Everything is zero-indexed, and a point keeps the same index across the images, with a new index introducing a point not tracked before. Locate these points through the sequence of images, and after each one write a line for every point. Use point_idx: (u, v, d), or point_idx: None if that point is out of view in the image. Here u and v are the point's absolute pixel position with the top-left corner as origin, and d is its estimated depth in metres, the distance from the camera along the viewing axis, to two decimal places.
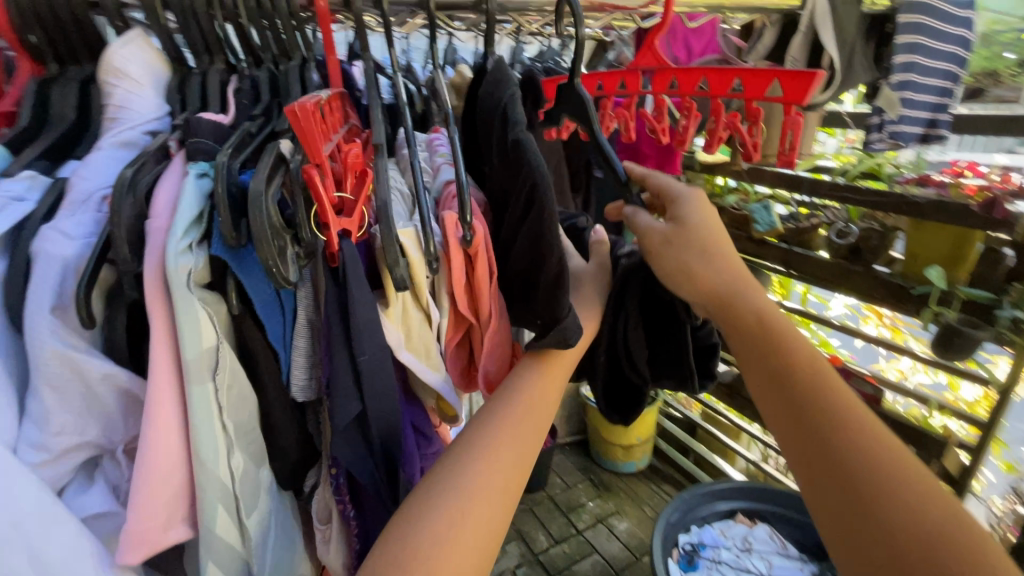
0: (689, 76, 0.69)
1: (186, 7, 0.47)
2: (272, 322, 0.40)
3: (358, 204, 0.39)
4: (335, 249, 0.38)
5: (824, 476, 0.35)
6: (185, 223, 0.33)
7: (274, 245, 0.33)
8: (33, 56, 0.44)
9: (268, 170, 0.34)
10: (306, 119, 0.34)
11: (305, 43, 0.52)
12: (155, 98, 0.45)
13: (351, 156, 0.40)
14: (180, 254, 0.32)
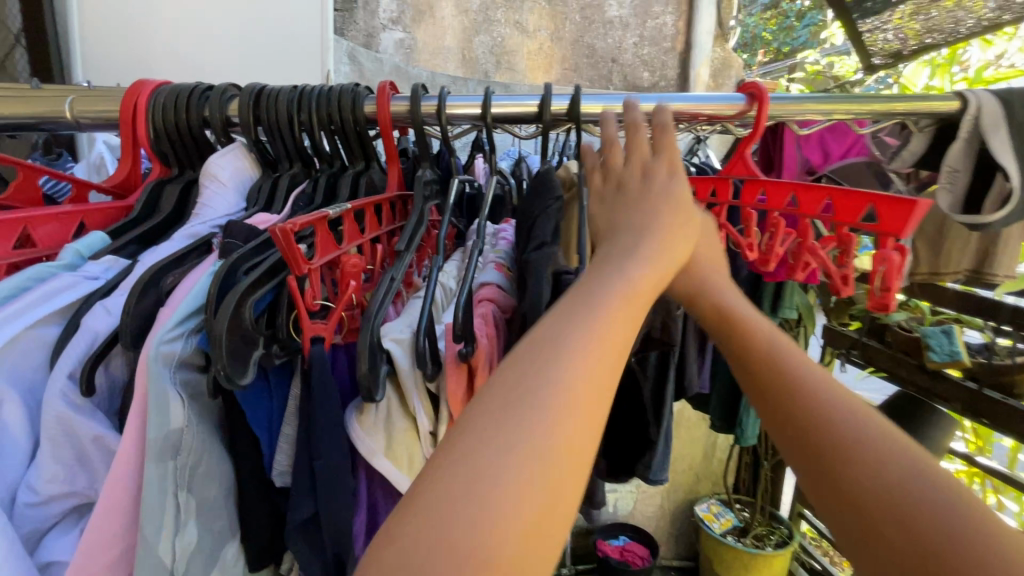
0: (777, 192, 0.63)
1: (273, 125, 0.56)
2: (256, 407, 0.43)
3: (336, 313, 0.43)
4: (306, 352, 0.40)
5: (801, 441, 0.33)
6: (181, 314, 0.38)
7: (229, 355, 0.36)
8: (163, 163, 0.57)
9: (250, 282, 0.38)
10: (284, 243, 0.38)
11: (366, 152, 0.60)
12: (232, 199, 0.55)
13: (350, 267, 0.44)
14: (166, 343, 0.37)
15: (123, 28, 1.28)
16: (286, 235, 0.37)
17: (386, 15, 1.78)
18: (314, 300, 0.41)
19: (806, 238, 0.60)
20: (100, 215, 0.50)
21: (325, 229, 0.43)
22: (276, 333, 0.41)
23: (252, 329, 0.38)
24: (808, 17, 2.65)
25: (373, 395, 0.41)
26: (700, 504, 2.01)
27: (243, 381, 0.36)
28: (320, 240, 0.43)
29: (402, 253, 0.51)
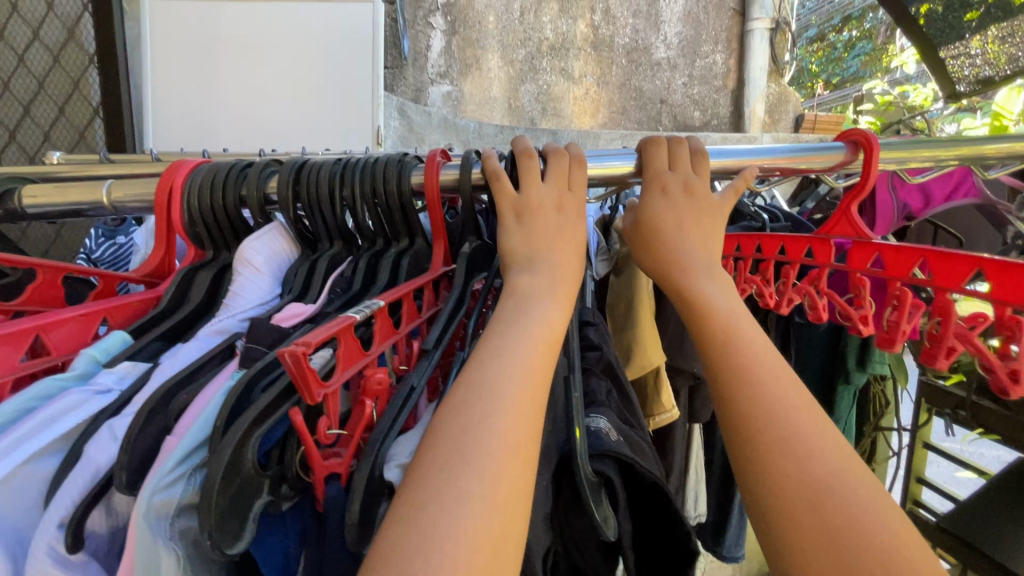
0: (900, 258, 0.53)
1: (312, 201, 0.51)
2: (266, 542, 0.38)
3: (351, 442, 0.39)
4: (319, 494, 0.38)
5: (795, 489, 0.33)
6: (180, 453, 0.34)
7: (218, 512, 0.32)
8: (198, 246, 0.53)
9: (254, 416, 0.34)
10: (295, 368, 0.33)
11: (412, 225, 0.54)
12: (265, 286, 0.50)
13: (372, 383, 0.40)
14: (160, 491, 0.33)
15: (188, 94, 1.33)
16: (298, 357, 0.33)
17: (433, 70, 1.78)
18: (326, 430, 0.37)
19: (950, 320, 0.49)
20: (123, 311, 0.47)
21: (348, 339, 0.39)
22: (284, 472, 0.37)
23: (250, 473, 0.34)
24: (859, 47, 3.26)
25: (359, 548, 0.36)
26: None
27: (231, 551, 0.33)
28: (343, 351, 0.39)
29: (428, 352, 0.45)
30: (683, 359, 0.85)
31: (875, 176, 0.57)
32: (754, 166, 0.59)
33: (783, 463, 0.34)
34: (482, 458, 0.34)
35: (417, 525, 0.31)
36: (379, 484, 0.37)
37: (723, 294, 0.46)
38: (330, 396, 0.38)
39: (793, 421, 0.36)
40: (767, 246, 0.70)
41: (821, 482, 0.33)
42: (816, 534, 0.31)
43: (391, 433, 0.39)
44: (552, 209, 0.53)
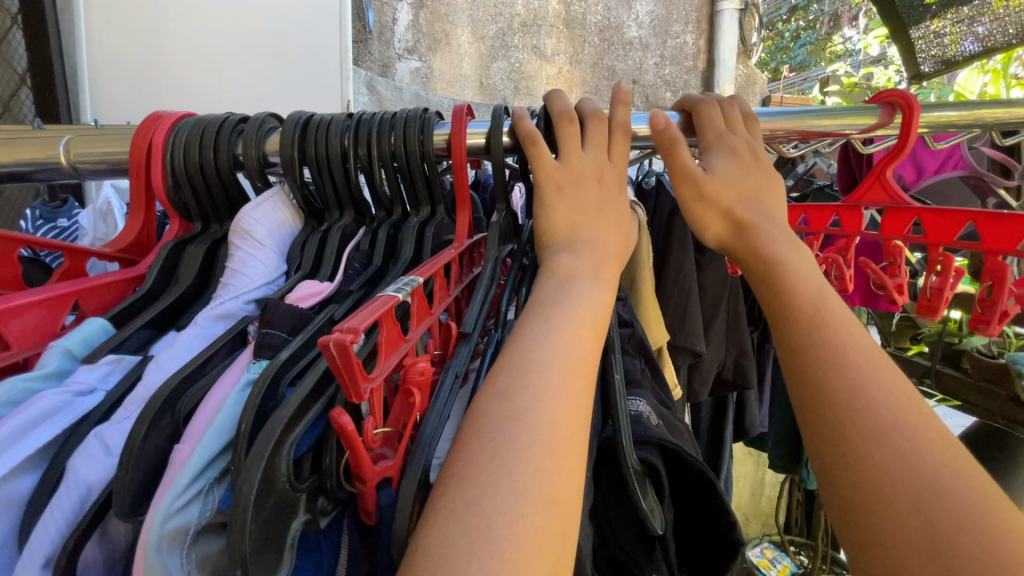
0: (944, 222, 0.52)
1: (322, 163, 0.44)
2: (301, 562, 0.34)
3: (400, 442, 0.35)
4: (366, 503, 0.33)
5: (884, 473, 0.31)
6: (194, 468, 0.29)
7: (253, 539, 0.27)
8: (182, 216, 0.45)
9: (288, 418, 0.29)
10: (340, 361, 0.28)
11: (434, 192, 0.48)
12: (271, 261, 0.43)
13: (414, 374, 0.35)
14: (172, 517, 0.28)
15: (134, 61, 1.19)
16: (343, 347, 0.28)
17: (400, 45, 1.65)
18: (373, 433, 0.33)
19: (1007, 283, 0.47)
20: (96, 295, 0.39)
21: (389, 324, 0.34)
22: (321, 482, 0.33)
23: (285, 487, 0.29)
24: (802, 38, 2.87)
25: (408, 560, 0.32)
26: (753, 548, 1.82)
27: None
28: (385, 339, 0.34)
29: (467, 336, 0.41)
30: (684, 335, 0.81)
31: (913, 141, 0.54)
32: (787, 129, 0.55)
33: (878, 455, 0.32)
34: (529, 448, 0.29)
35: (465, 524, 0.26)
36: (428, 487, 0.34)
37: (803, 268, 0.43)
38: (374, 391, 0.33)
39: (883, 407, 0.33)
40: (790, 217, 0.67)
41: (920, 476, 0.30)
42: (907, 524, 0.29)
43: (441, 429, 0.35)
44: (595, 181, 0.48)
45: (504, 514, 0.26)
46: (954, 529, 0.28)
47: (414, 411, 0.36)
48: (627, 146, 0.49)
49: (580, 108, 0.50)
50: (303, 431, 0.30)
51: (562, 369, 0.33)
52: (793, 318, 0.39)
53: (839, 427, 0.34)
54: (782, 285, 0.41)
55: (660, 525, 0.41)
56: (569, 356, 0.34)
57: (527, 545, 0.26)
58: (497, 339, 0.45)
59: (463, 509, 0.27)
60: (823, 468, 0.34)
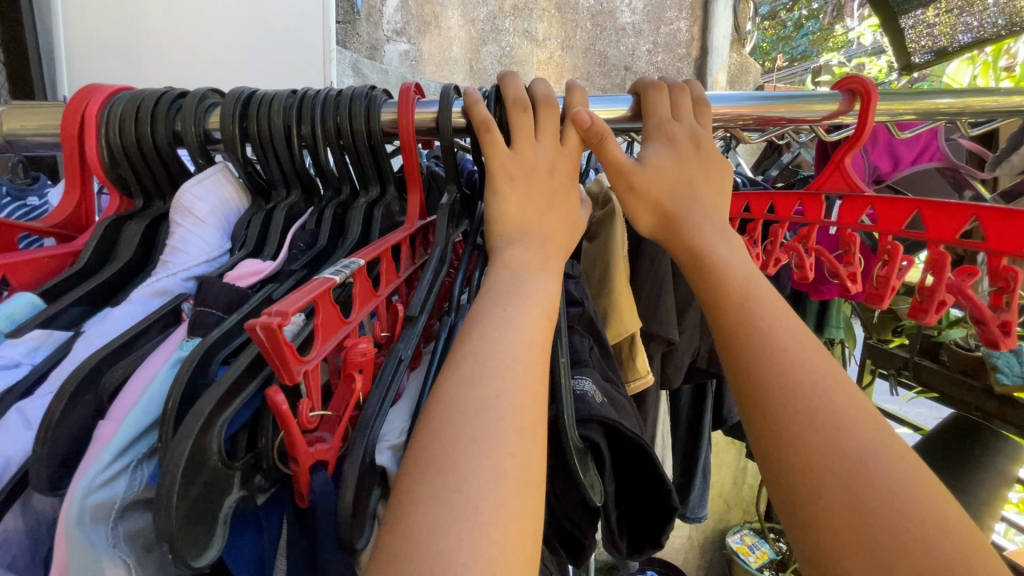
0: (892, 211, 0.52)
1: (264, 139, 0.44)
2: (238, 546, 0.31)
3: (340, 425, 0.33)
4: (304, 487, 0.31)
5: (830, 454, 0.30)
6: (120, 444, 0.28)
7: (182, 516, 0.25)
8: (123, 192, 0.45)
9: (219, 396, 0.28)
10: (269, 344, 0.27)
11: (383, 170, 0.47)
12: (212, 237, 0.43)
13: (354, 355, 0.34)
14: (96, 491, 0.27)
15: (112, 33, 1.16)
16: (271, 330, 0.26)
17: (390, 27, 1.60)
18: (308, 413, 0.31)
19: (945, 272, 0.48)
20: (29, 268, 0.39)
21: (327, 306, 0.32)
22: (258, 460, 0.31)
23: (218, 465, 0.28)
24: (806, 26, 2.54)
25: (352, 543, 0.30)
26: (733, 535, 1.84)
27: (199, 563, 0.26)
28: (322, 320, 0.32)
29: (413, 319, 0.38)
30: (657, 323, 0.79)
31: (870, 127, 0.54)
32: (740, 116, 0.56)
33: (812, 436, 0.31)
34: (502, 426, 0.27)
35: (436, 515, 0.23)
36: (371, 472, 0.31)
37: (736, 257, 0.43)
38: (310, 373, 0.31)
39: (821, 392, 0.33)
40: (756, 206, 0.65)
41: (854, 455, 0.30)
42: (842, 504, 0.29)
43: (384, 412, 0.33)
44: (547, 173, 0.46)
45: (483, 502, 0.24)
46: (895, 513, 0.28)
47: (357, 395, 0.34)
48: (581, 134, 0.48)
49: (532, 90, 0.48)
50: (237, 409, 0.29)
51: (519, 348, 0.31)
52: (722, 309, 0.39)
53: (792, 408, 0.33)
54: (710, 276, 0.42)
55: (600, 498, 0.40)
56: (522, 331, 0.33)
57: (508, 535, 0.24)
58: (450, 322, 0.42)
59: (433, 504, 0.24)
60: (768, 460, 0.33)
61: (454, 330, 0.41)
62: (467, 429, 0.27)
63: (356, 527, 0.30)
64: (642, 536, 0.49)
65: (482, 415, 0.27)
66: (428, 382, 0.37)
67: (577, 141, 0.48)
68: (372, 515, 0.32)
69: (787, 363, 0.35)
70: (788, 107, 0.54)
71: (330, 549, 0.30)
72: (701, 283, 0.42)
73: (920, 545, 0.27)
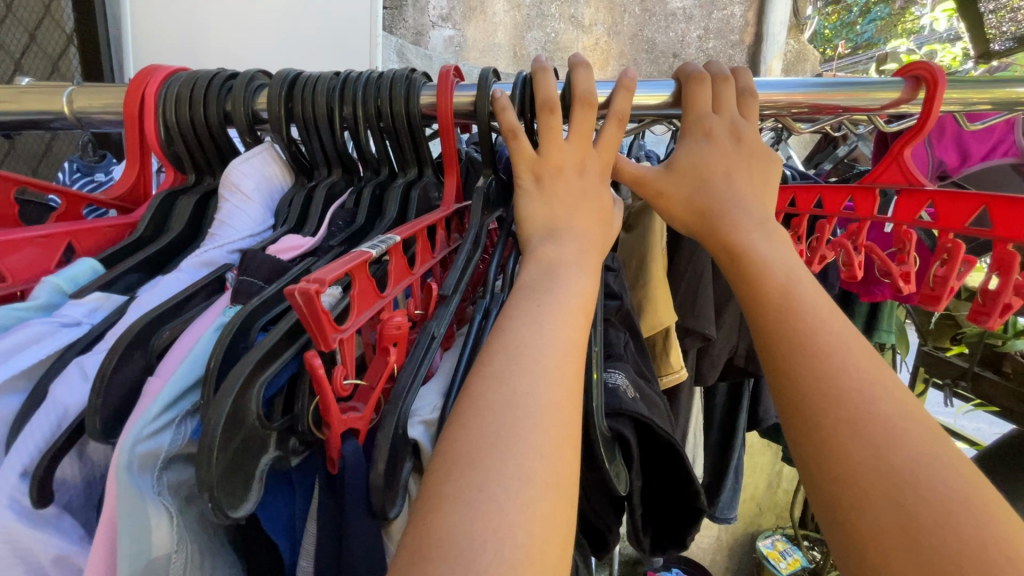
0: (955, 207, 0.48)
1: (308, 121, 0.45)
2: (270, 503, 0.33)
3: (372, 396, 0.34)
4: (335, 454, 0.31)
5: (872, 470, 0.29)
6: (166, 399, 0.30)
7: (221, 469, 0.27)
8: (176, 168, 0.47)
9: (258, 358, 0.29)
10: (305, 308, 0.28)
11: (422, 153, 0.48)
12: (257, 213, 0.45)
13: (390, 328, 0.34)
14: (144, 441, 0.29)
15: (170, 14, 1.18)
16: (309, 296, 0.27)
17: (435, 12, 1.57)
18: (342, 381, 0.32)
19: (1013, 274, 0.45)
20: (91, 236, 0.42)
21: (364, 278, 0.33)
22: (293, 424, 0.32)
23: (255, 426, 0.29)
24: (874, 11, 2.36)
25: (385, 511, 0.31)
26: (764, 539, 1.79)
27: (237, 514, 0.28)
28: (357, 292, 0.32)
29: (447, 299, 0.39)
30: (693, 318, 0.78)
31: (934, 118, 0.51)
32: (792, 103, 0.53)
33: (856, 446, 0.30)
34: (533, 416, 0.28)
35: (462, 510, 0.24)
36: (404, 444, 0.32)
37: (777, 254, 0.42)
38: (347, 343, 0.32)
39: (861, 395, 0.32)
40: (804, 199, 0.61)
41: (904, 470, 0.29)
42: (891, 522, 0.28)
43: (416, 387, 0.33)
44: (575, 160, 0.45)
45: (513, 489, 0.25)
46: (949, 532, 0.27)
47: (391, 367, 0.35)
48: (615, 138, 0.47)
49: (571, 77, 0.45)
50: (275, 374, 0.30)
51: (547, 339, 0.32)
52: (761, 306, 0.38)
53: (827, 420, 0.32)
54: (749, 274, 0.40)
55: (625, 489, 0.40)
56: (553, 327, 0.33)
57: (530, 527, 0.24)
58: (486, 303, 0.42)
59: (456, 501, 0.24)
60: (812, 473, 0.32)
61: (489, 312, 0.41)
62: (497, 425, 0.27)
63: (388, 496, 0.31)
64: (664, 532, 0.49)
65: (511, 406, 0.28)
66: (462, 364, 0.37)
67: (611, 143, 0.47)
68: (404, 487, 0.33)
69: (824, 365, 0.34)
70: (842, 99, 0.52)
71: (360, 515, 0.31)
72: (742, 278, 0.41)
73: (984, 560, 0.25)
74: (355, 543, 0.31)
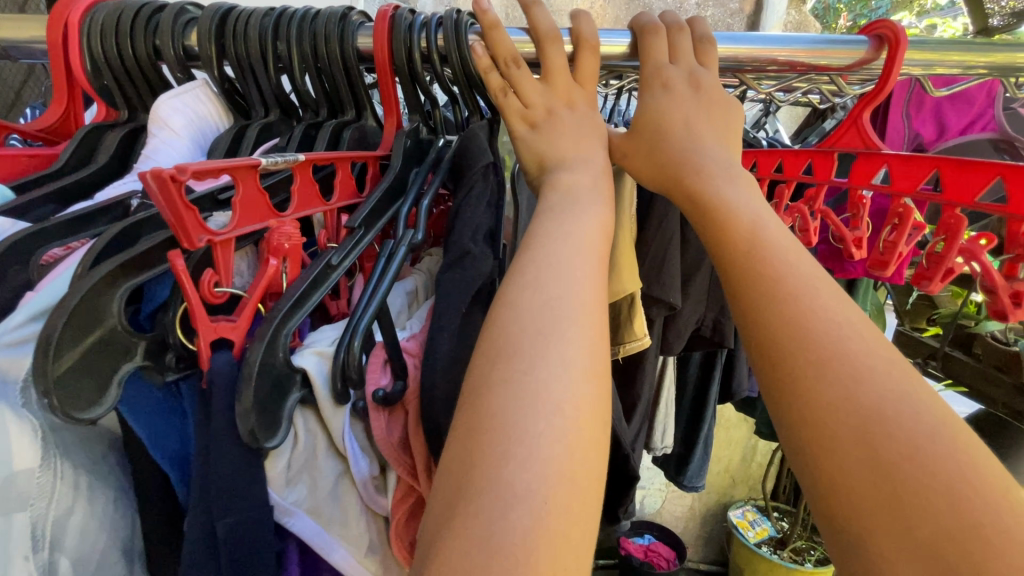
0: (909, 169, 0.47)
1: (242, 60, 0.44)
2: (164, 433, 0.32)
3: (245, 306, 0.33)
4: (203, 364, 0.31)
5: (847, 410, 0.28)
6: (34, 307, 0.29)
7: (73, 362, 0.27)
8: (108, 103, 0.46)
9: (123, 262, 0.30)
10: (163, 197, 0.28)
11: (362, 96, 0.47)
12: (188, 150, 0.43)
13: (279, 239, 0.34)
14: (4, 347, 0.28)
15: None
16: (163, 182, 0.27)
17: None
18: (212, 287, 0.32)
19: (957, 235, 0.44)
20: (8, 163, 0.41)
21: (250, 185, 0.33)
22: (165, 337, 0.31)
23: (119, 327, 0.29)
24: None
25: (257, 441, 0.30)
26: (735, 509, 1.82)
27: (87, 415, 0.27)
28: (239, 199, 0.32)
29: (354, 232, 0.39)
30: (659, 287, 0.74)
31: (894, 81, 0.49)
32: (754, 58, 0.51)
33: (826, 386, 0.29)
34: (557, 340, 0.28)
35: (508, 401, 0.26)
36: (285, 374, 0.32)
37: (744, 200, 0.40)
38: (223, 249, 0.32)
39: (817, 339, 0.31)
40: (764, 165, 0.60)
41: (871, 408, 0.28)
42: (858, 460, 0.27)
43: (297, 309, 0.33)
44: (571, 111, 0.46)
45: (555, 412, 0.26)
46: (917, 475, 0.25)
47: (270, 276, 0.34)
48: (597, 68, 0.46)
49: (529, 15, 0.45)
50: (139, 282, 0.30)
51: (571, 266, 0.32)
52: (728, 256, 0.36)
53: (799, 362, 0.30)
54: (710, 220, 0.39)
55: None
56: (570, 251, 0.34)
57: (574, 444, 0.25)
58: (412, 238, 0.39)
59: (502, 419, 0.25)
60: (779, 416, 0.31)
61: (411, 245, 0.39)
62: (533, 327, 0.29)
63: (263, 424, 0.30)
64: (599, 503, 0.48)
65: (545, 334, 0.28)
66: (367, 294, 0.36)
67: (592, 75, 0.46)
68: (288, 418, 0.32)
69: (774, 317, 0.32)
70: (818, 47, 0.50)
71: (223, 437, 0.30)
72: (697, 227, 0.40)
73: (942, 498, 0.25)
74: (219, 465, 0.30)
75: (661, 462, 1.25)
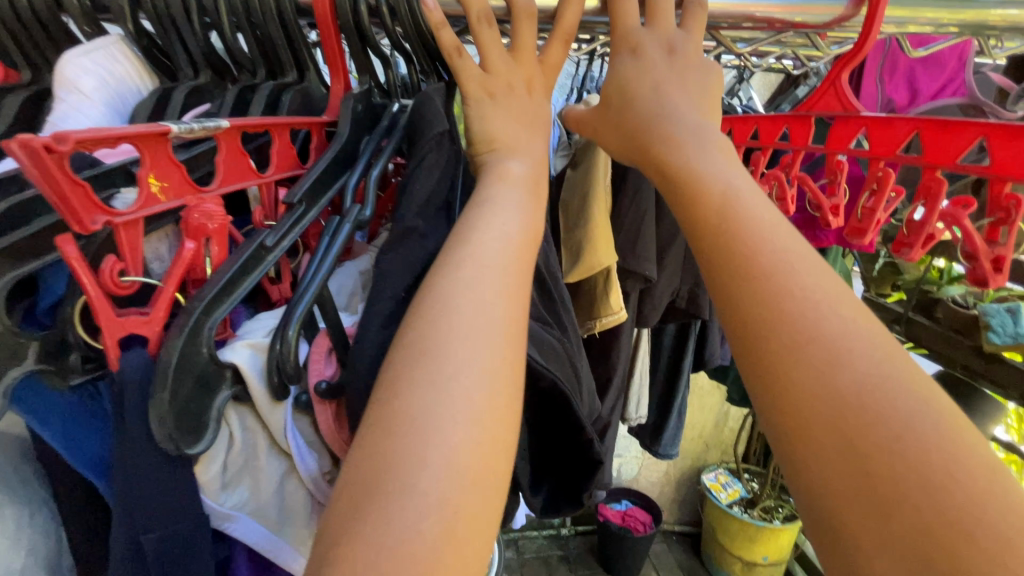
0: (888, 132, 0.45)
1: (161, 12, 0.39)
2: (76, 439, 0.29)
3: (161, 296, 0.29)
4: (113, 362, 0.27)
5: (825, 398, 0.24)
6: None
7: None
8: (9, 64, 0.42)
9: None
10: (41, 172, 0.24)
11: (302, 54, 0.42)
12: (103, 117, 0.37)
13: (197, 216, 0.30)
14: None
15: None
16: (39, 154, 0.23)
17: None
18: (117, 276, 0.28)
19: (937, 201, 0.42)
20: None
21: (157, 159, 0.30)
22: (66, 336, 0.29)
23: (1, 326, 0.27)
24: None
25: (179, 449, 0.27)
26: (708, 472, 1.86)
27: None
28: (146, 175, 0.29)
29: (292, 207, 0.35)
30: (633, 259, 0.71)
31: (872, 40, 0.46)
32: (727, 14, 0.48)
33: (797, 371, 0.25)
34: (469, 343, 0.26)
35: (432, 394, 0.23)
36: (211, 370, 0.29)
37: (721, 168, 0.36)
38: (127, 230, 0.28)
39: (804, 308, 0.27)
40: (738, 134, 0.58)
41: (849, 395, 0.23)
42: (835, 450, 0.23)
43: (228, 295, 0.30)
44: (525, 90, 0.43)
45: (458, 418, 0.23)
46: (905, 466, 0.21)
47: (191, 259, 0.30)
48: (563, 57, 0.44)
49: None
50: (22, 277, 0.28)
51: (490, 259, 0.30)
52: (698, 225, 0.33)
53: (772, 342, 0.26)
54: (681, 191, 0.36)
55: None
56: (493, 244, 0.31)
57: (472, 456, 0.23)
58: (359, 214, 0.36)
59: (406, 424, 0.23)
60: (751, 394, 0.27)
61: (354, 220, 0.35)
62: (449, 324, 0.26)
63: (184, 431, 0.27)
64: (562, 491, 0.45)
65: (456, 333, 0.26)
66: (308, 276, 0.32)
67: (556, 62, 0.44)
68: (217, 419, 0.29)
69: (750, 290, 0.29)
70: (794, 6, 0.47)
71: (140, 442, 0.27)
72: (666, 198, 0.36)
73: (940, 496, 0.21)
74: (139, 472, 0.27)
75: (637, 432, 1.27)
